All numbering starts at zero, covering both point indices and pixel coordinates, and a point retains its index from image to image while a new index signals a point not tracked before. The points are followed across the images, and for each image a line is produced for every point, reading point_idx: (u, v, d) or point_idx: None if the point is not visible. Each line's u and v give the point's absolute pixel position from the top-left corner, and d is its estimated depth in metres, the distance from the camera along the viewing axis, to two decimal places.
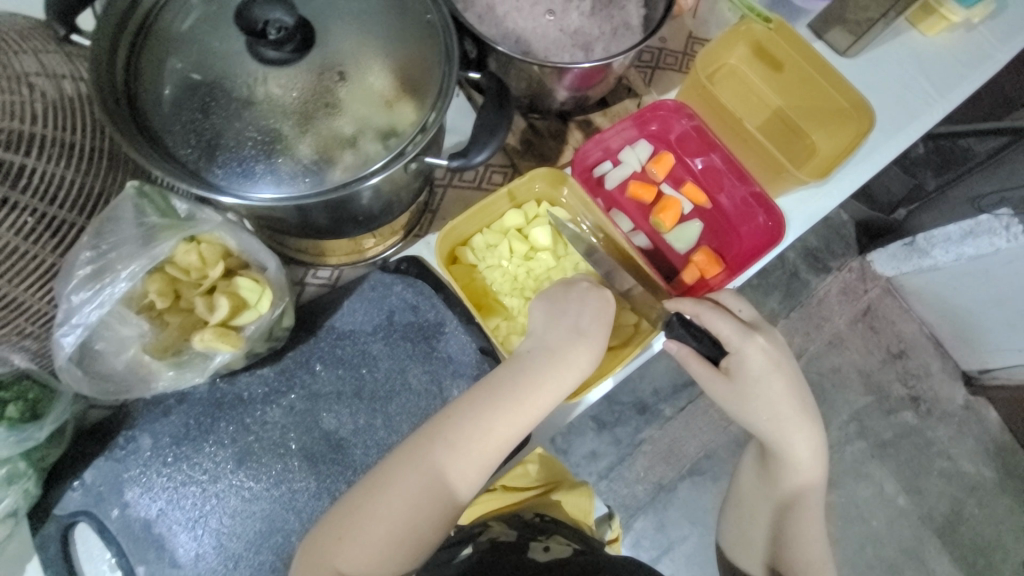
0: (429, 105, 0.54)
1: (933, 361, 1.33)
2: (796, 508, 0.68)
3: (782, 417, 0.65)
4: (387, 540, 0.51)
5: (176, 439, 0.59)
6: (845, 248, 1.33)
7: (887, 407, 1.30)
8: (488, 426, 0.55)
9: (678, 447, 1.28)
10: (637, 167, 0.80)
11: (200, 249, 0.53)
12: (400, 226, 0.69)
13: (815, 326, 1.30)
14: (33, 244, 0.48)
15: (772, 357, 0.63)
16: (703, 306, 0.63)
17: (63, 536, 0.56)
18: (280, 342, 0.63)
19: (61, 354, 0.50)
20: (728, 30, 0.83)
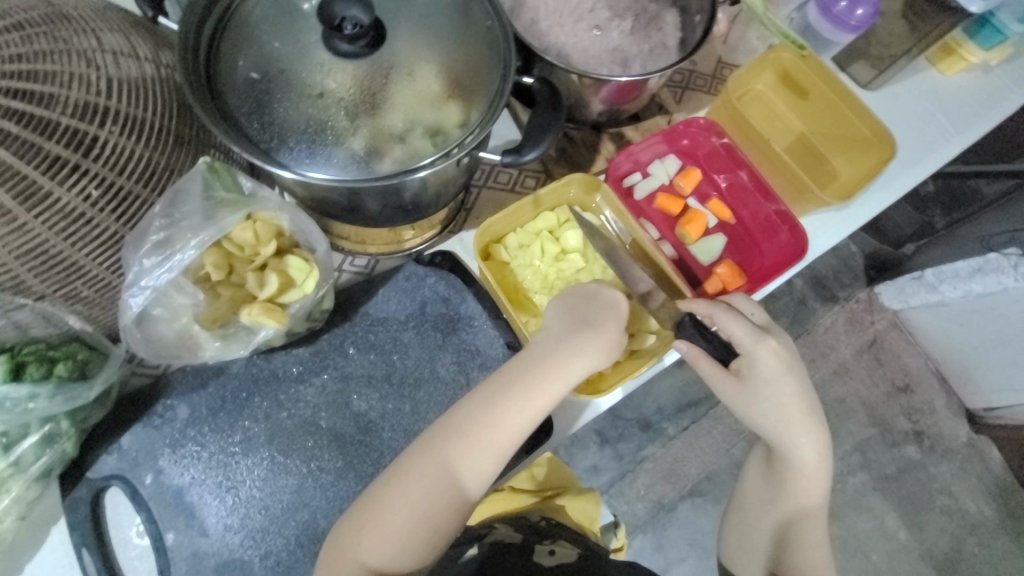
0: (479, 113, 0.58)
1: (937, 397, 1.34)
2: (798, 515, 0.68)
3: (790, 418, 0.65)
4: (404, 531, 0.52)
5: (212, 411, 0.61)
6: (853, 279, 1.36)
7: (891, 440, 1.31)
8: (500, 419, 0.56)
9: (681, 466, 1.28)
10: (665, 180, 0.82)
11: (256, 227, 0.55)
12: (438, 221, 0.72)
13: (820, 355, 1.32)
14: (97, 211, 0.50)
15: (784, 362, 0.64)
16: (717, 308, 0.63)
17: (94, 499, 0.56)
18: (319, 323, 0.65)
19: (128, 314, 0.53)
20: (757, 56, 0.86)
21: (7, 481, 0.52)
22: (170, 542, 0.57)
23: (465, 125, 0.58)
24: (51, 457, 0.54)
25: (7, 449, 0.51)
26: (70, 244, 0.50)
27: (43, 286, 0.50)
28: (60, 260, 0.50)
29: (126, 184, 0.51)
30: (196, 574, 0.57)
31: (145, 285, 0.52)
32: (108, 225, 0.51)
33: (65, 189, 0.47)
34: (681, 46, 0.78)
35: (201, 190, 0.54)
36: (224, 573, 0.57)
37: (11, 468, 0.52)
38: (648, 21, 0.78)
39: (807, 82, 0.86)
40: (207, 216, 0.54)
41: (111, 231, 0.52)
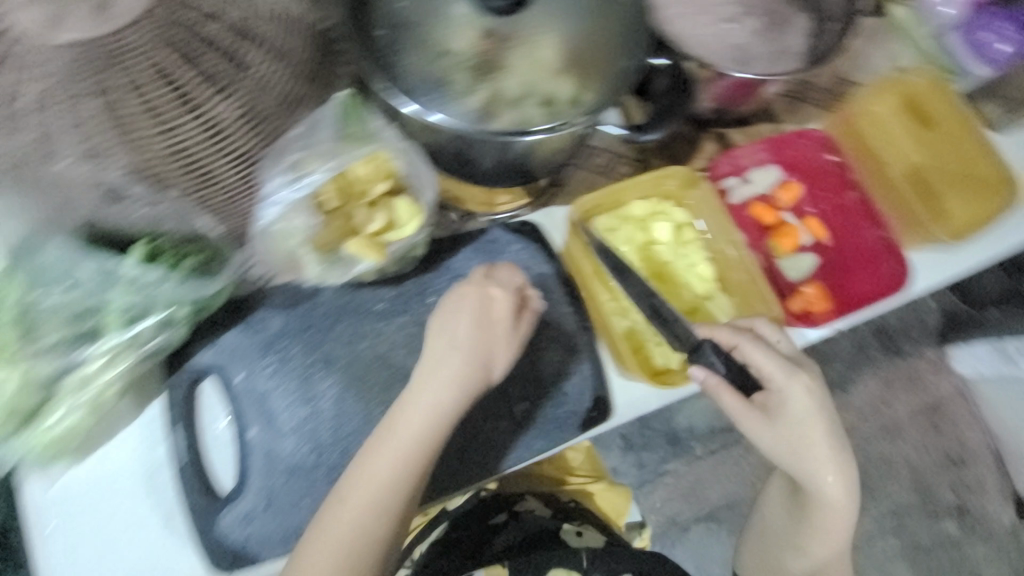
0: (599, 94, 0.59)
1: (990, 478, 1.30)
2: (814, 537, 0.71)
3: (818, 458, 0.64)
4: (356, 538, 0.53)
5: (302, 328, 0.66)
6: (923, 334, 1.31)
7: (931, 509, 1.28)
8: (422, 409, 0.55)
9: (703, 489, 1.26)
10: (764, 190, 0.80)
11: (374, 165, 0.59)
12: (532, 190, 0.74)
13: (873, 412, 1.28)
14: (240, 127, 0.54)
15: (819, 401, 0.63)
16: (741, 337, 0.63)
17: (191, 385, 0.61)
18: (409, 268, 0.68)
19: (262, 222, 0.58)
20: (885, 78, 0.80)
21: (124, 353, 0.56)
22: (252, 438, 0.61)
23: (581, 103, 0.58)
24: (160, 342, 0.57)
25: (130, 324, 0.55)
26: (216, 154, 0.54)
27: (184, 188, 0.55)
28: (202, 167, 0.54)
29: (268, 110, 0.55)
30: (269, 474, 0.60)
31: (278, 203, 0.58)
32: (248, 143, 0.55)
33: (221, 103, 0.52)
34: (807, 53, 0.73)
35: (336, 122, 0.60)
36: (292, 477, 0.60)
37: (127, 343, 0.55)
38: (779, 21, 0.75)
39: (936, 112, 0.79)
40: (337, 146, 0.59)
41: (250, 150, 0.56)
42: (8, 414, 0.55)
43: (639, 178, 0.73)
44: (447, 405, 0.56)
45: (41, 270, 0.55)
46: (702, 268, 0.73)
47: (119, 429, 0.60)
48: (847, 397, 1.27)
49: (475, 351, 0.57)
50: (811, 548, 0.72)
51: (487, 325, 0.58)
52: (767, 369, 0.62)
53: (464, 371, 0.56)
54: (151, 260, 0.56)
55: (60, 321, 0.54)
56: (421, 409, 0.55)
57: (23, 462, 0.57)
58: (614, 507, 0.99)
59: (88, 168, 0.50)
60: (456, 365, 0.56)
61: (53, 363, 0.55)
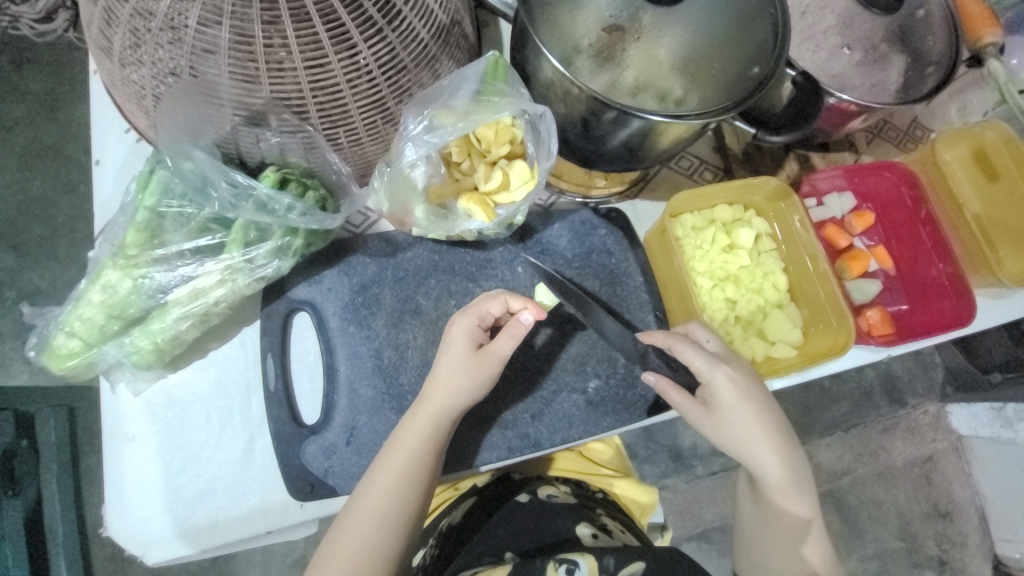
0: (717, 101, 0.58)
1: (972, 535, 1.33)
2: (795, 532, 0.67)
3: (754, 441, 0.64)
4: (374, 535, 0.55)
5: (397, 276, 0.67)
6: (927, 389, 1.34)
7: (914, 559, 1.30)
8: (405, 447, 0.57)
9: (697, 508, 1.26)
10: (837, 214, 0.83)
11: (499, 128, 0.60)
12: (628, 179, 0.76)
13: (870, 452, 1.30)
14: (381, 76, 0.53)
15: (742, 383, 0.64)
16: (675, 339, 0.64)
17: (287, 315, 0.64)
18: (505, 235, 0.70)
19: (399, 162, 0.60)
20: (960, 127, 0.82)
21: (237, 274, 0.58)
22: (340, 376, 0.63)
23: (703, 102, 0.59)
24: (270, 268, 0.59)
25: (248, 246, 0.58)
26: (351, 96, 0.53)
27: (316, 125, 0.55)
28: (336, 106, 0.54)
29: (404, 59, 0.54)
30: (353, 412, 0.62)
31: (415, 149, 0.59)
32: (381, 90, 0.54)
33: (365, 45, 0.50)
34: (900, 92, 0.77)
35: (476, 80, 0.60)
36: (374, 419, 0.62)
37: (243, 263, 0.58)
38: (878, 58, 0.78)
39: (1003, 164, 0.81)
40: (471, 106, 0.60)
41: (381, 97, 0.55)
42: (113, 316, 0.56)
43: (734, 181, 0.74)
44: (422, 440, 0.57)
45: (177, 179, 0.57)
46: (779, 278, 0.75)
47: (212, 346, 0.63)
48: (848, 438, 1.30)
49: (460, 386, 0.58)
50: (787, 530, 0.68)
51: (453, 352, 0.59)
52: (694, 363, 0.63)
53: (434, 406, 0.58)
54: (279, 186, 0.58)
55: (187, 231, 0.57)
56: (406, 446, 0.57)
57: (118, 366, 0.59)
58: (637, 502, 0.85)
59: (238, 89, 0.50)
60: (433, 396, 0.58)
61: (167, 272, 0.57)
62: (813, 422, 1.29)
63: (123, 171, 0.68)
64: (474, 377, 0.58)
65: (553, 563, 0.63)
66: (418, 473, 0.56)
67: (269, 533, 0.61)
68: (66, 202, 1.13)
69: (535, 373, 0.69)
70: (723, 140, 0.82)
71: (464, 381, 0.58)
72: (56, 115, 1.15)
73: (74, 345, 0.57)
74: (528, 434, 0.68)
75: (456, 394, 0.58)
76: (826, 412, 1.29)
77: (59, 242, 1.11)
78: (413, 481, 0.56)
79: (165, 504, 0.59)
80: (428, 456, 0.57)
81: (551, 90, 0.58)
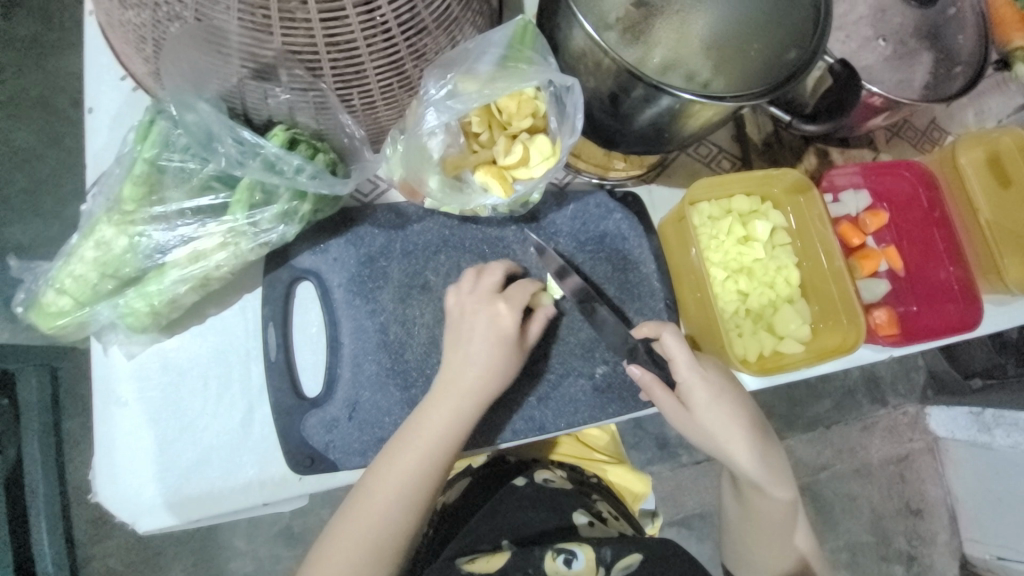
0: (751, 85, 0.55)
1: (940, 532, 1.37)
2: (775, 523, 0.68)
3: (731, 437, 0.65)
4: (392, 510, 0.54)
5: (405, 251, 0.65)
6: (909, 390, 1.36)
7: (884, 553, 1.34)
8: (433, 430, 0.56)
9: (679, 495, 1.28)
10: (852, 212, 0.82)
11: (522, 100, 0.58)
12: (647, 162, 0.74)
13: (851, 449, 1.33)
14: (400, 36, 0.49)
15: (716, 381, 0.64)
16: (666, 330, 0.63)
17: (290, 283, 0.61)
18: (519, 212, 0.67)
19: (419, 126, 0.57)
20: (978, 131, 0.81)
21: (239, 237, 0.55)
22: (344, 350, 0.61)
23: (736, 86, 0.56)
24: (275, 234, 0.56)
25: (253, 208, 0.55)
26: (368, 55, 0.49)
27: (328, 84, 0.51)
28: (351, 66, 0.49)
29: (427, 20, 0.50)
30: (355, 387, 0.61)
31: (436, 115, 0.56)
32: (400, 50, 0.50)
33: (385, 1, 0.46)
34: (926, 89, 0.76)
35: (503, 45, 0.57)
36: (377, 394, 0.61)
37: (247, 226, 0.55)
38: (906, 53, 0.77)
39: (1016, 173, 0.80)
40: (496, 72, 0.58)
41: (399, 58, 0.51)
42: (107, 275, 0.53)
43: (756, 171, 0.72)
44: (451, 424, 0.57)
45: (179, 132, 0.53)
46: (792, 272, 0.74)
47: (210, 312, 0.60)
48: (830, 434, 1.32)
49: (489, 365, 0.58)
50: (774, 524, 0.68)
51: (496, 340, 0.59)
52: (676, 361, 0.63)
53: (472, 391, 0.58)
54: (288, 146, 0.55)
55: (188, 188, 0.54)
56: (427, 425, 0.56)
57: (111, 328, 0.56)
58: (629, 490, 0.85)
59: (246, 38, 0.46)
60: (470, 381, 0.58)
61: (166, 232, 0.54)
62: (799, 417, 1.31)
63: (117, 122, 0.64)
64: (512, 367, 0.60)
65: (551, 551, 0.63)
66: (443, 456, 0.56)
67: (265, 505, 0.60)
68: (50, 155, 1.07)
69: (540, 356, 0.68)
70: (743, 128, 0.80)
71: (504, 367, 0.59)
72: (44, 63, 1.08)
73: (65, 304, 0.54)
74: (532, 417, 0.67)
75: (493, 381, 0.59)
76: (811, 408, 1.31)
77: (42, 197, 1.06)
78: (434, 465, 0.56)
79: (158, 472, 0.57)
80: (456, 440, 0.57)
81: (580, 63, 0.55)
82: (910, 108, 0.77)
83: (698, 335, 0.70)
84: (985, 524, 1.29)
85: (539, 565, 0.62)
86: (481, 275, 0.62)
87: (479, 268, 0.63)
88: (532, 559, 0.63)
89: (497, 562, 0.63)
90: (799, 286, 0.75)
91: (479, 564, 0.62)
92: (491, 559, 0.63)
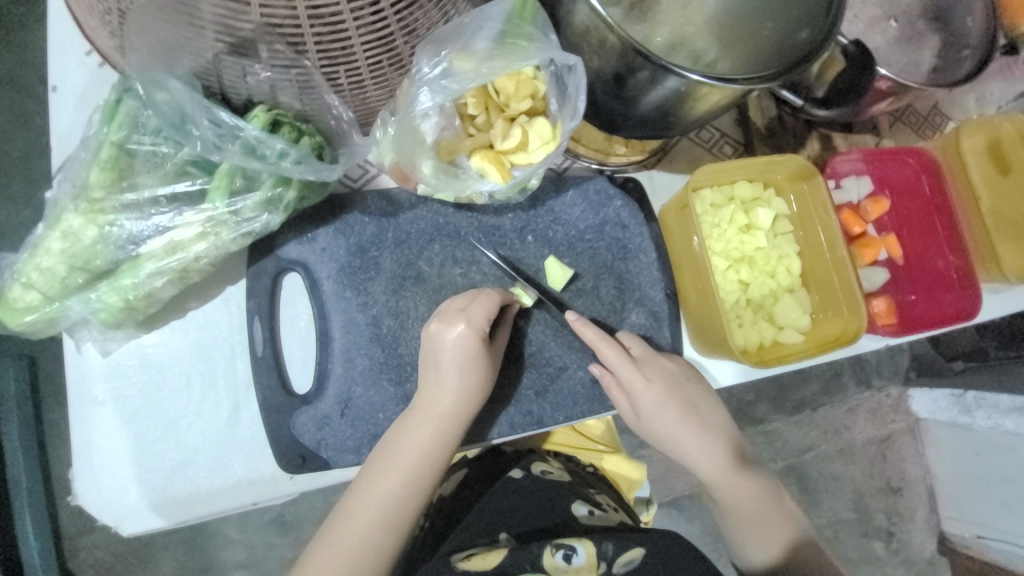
0: (764, 66, 0.52)
1: (920, 510, 1.33)
2: (742, 508, 0.67)
3: (674, 432, 0.66)
4: (374, 530, 0.54)
5: (397, 242, 0.62)
6: (892, 371, 1.30)
7: (864, 530, 1.30)
8: (412, 449, 0.55)
9: (670, 477, 1.16)
10: (853, 199, 0.80)
11: (520, 80, 0.55)
12: (649, 148, 0.71)
13: (834, 430, 1.28)
14: (392, 10, 0.45)
15: (662, 384, 0.63)
16: (602, 338, 0.62)
17: (276, 275, 0.58)
18: (517, 200, 0.65)
19: (413, 108, 0.54)
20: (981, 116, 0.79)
21: (220, 226, 0.52)
22: (334, 345, 0.59)
23: (747, 66, 0.53)
24: (258, 223, 0.53)
25: (233, 195, 0.51)
26: (356, 30, 0.45)
27: (313, 61, 0.47)
28: (337, 41, 0.45)
29: None
30: (348, 383, 0.58)
31: (430, 95, 0.53)
32: (390, 25, 0.46)
33: None
34: (933, 73, 0.73)
35: (500, 20, 0.54)
36: (371, 390, 0.59)
37: (228, 215, 0.51)
38: (912, 36, 0.75)
39: (1016, 158, 0.79)
40: (493, 51, 0.54)
41: (390, 35, 0.47)
42: (77, 268, 0.50)
43: (761, 157, 0.70)
44: (432, 446, 0.56)
45: (149, 112, 0.49)
46: (793, 262, 0.73)
47: (191, 306, 0.57)
48: (816, 417, 1.27)
49: (462, 383, 0.56)
50: (756, 506, 0.67)
51: (466, 361, 0.57)
52: (619, 367, 0.63)
53: (449, 413, 0.56)
54: (270, 129, 0.51)
55: (161, 174, 0.50)
56: (403, 450, 0.55)
57: (85, 324, 0.53)
58: (625, 477, 0.84)
59: (222, 9, 0.42)
60: (443, 403, 0.56)
61: (139, 221, 0.50)
62: (786, 401, 1.26)
63: (83, 100, 0.59)
64: (488, 385, 0.58)
65: (551, 546, 0.62)
66: (422, 479, 0.56)
67: (255, 504, 0.58)
68: (18, 134, 1.00)
69: (538, 347, 0.66)
70: (746, 113, 0.78)
71: (480, 386, 0.57)
72: (11, 36, 1.01)
73: (32, 299, 0.50)
74: (530, 411, 0.65)
75: (470, 402, 0.57)
76: (797, 391, 1.25)
77: (12, 179, 0.99)
78: (413, 488, 0.55)
79: (141, 473, 0.55)
80: (435, 463, 0.56)
81: (578, 53, 0.52)
82: (915, 93, 0.74)
83: (697, 328, 0.69)
84: (964, 503, 1.25)
85: (538, 562, 0.61)
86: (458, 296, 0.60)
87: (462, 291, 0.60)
88: (531, 556, 0.62)
89: (494, 558, 0.62)
90: (799, 275, 0.74)
91: (474, 562, 0.61)
92: (488, 555, 0.63)
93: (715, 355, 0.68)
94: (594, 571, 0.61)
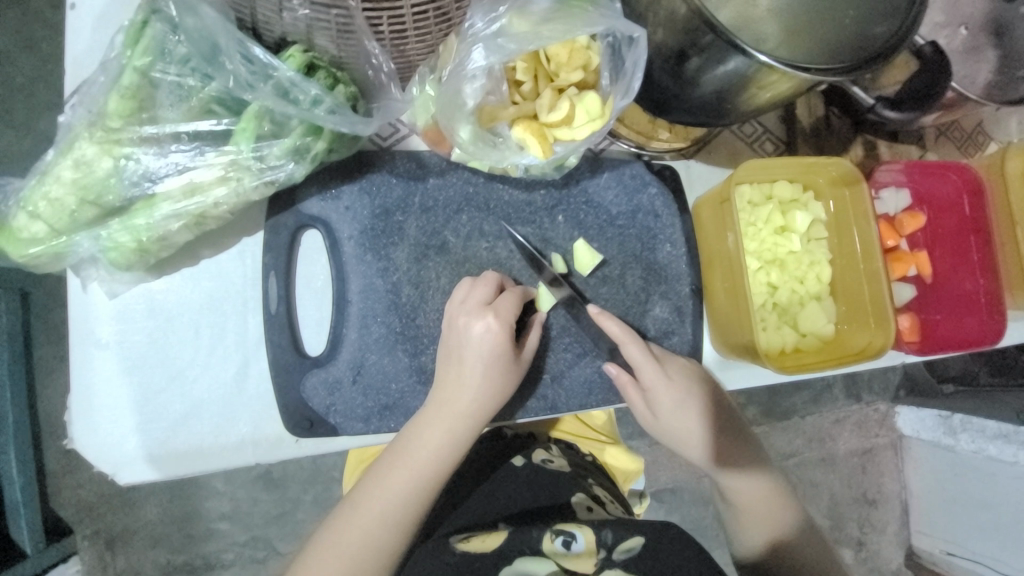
0: (831, 58, 0.48)
1: (891, 522, 1.28)
2: (752, 497, 0.67)
3: (692, 434, 0.65)
4: (379, 527, 0.53)
5: (423, 208, 0.59)
6: (882, 388, 1.25)
7: (835, 536, 1.25)
8: (427, 445, 0.54)
9: (653, 469, 1.13)
10: (888, 211, 0.78)
11: (574, 49, 0.51)
12: (693, 136, 0.68)
13: (819, 438, 1.23)
14: None
15: (683, 388, 0.62)
16: (627, 336, 0.61)
17: (295, 231, 0.56)
18: (552, 176, 0.62)
19: (465, 65, 0.50)
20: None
21: (241, 172, 0.49)
22: (351, 309, 0.57)
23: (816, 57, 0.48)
24: (283, 172, 0.50)
25: (259, 140, 0.48)
26: None
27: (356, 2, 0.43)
28: None
29: None
30: (361, 349, 0.57)
31: (484, 53, 0.49)
32: None
33: None
34: (991, 89, 0.69)
35: None
36: (385, 358, 0.57)
37: (251, 160, 0.48)
38: (975, 46, 0.71)
39: None
40: (552, 14, 0.50)
41: None
42: (87, 202, 0.47)
43: (808, 158, 0.67)
44: (444, 444, 0.55)
45: (178, 39, 0.46)
46: (823, 270, 0.71)
47: (204, 255, 0.55)
48: (802, 424, 1.21)
49: (483, 384, 0.55)
50: (761, 496, 0.67)
51: (491, 360, 0.55)
52: (640, 365, 0.61)
53: (466, 408, 0.55)
54: (305, 72, 0.47)
55: (185, 109, 0.47)
56: (419, 447, 0.54)
57: (91, 263, 0.51)
58: (621, 469, 0.82)
59: None
60: (463, 403, 0.55)
61: (157, 157, 0.47)
62: (776, 406, 1.20)
63: (104, 21, 0.55)
64: (510, 385, 0.56)
65: (550, 533, 0.60)
66: (432, 480, 0.55)
67: (257, 464, 0.57)
68: (22, 58, 0.94)
69: (558, 332, 0.64)
70: (793, 110, 0.74)
71: (500, 388, 0.56)
72: None
73: (38, 231, 0.48)
74: (545, 396, 0.64)
75: (487, 405, 0.56)
76: (789, 397, 1.20)
77: (13, 106, 0.94)
78: (423, 486, 0.55)
79: (142, 423, 0.53)
80: (447, 464, 0.55)
81: (637, 33, 0.49)
82: (970, 107, 0.71)
83: (720, 328, 0.67)
84: (936, 519, 1.21)
85: (537, 547, 0.59)
86: (474, 285, 0.57)
87: (477, 276, 0.58)
88: (530, 540, 0.60)
89: (494, 541, 0.60)
90: (828, 284, 0.72)
91: (474, 543, 0.60)
92: (487, 537, 0.61)
93: (737, 358, 0.67)
94: (594, 559, 0.57)
